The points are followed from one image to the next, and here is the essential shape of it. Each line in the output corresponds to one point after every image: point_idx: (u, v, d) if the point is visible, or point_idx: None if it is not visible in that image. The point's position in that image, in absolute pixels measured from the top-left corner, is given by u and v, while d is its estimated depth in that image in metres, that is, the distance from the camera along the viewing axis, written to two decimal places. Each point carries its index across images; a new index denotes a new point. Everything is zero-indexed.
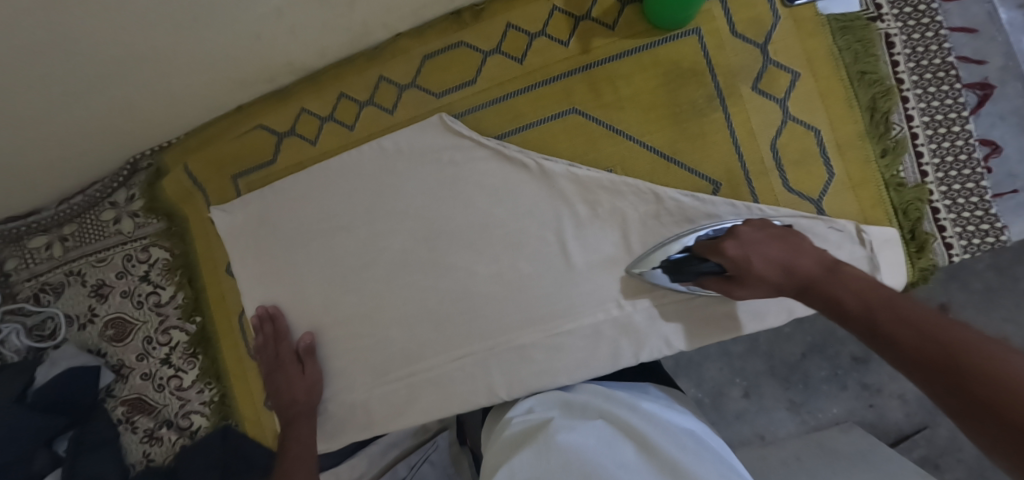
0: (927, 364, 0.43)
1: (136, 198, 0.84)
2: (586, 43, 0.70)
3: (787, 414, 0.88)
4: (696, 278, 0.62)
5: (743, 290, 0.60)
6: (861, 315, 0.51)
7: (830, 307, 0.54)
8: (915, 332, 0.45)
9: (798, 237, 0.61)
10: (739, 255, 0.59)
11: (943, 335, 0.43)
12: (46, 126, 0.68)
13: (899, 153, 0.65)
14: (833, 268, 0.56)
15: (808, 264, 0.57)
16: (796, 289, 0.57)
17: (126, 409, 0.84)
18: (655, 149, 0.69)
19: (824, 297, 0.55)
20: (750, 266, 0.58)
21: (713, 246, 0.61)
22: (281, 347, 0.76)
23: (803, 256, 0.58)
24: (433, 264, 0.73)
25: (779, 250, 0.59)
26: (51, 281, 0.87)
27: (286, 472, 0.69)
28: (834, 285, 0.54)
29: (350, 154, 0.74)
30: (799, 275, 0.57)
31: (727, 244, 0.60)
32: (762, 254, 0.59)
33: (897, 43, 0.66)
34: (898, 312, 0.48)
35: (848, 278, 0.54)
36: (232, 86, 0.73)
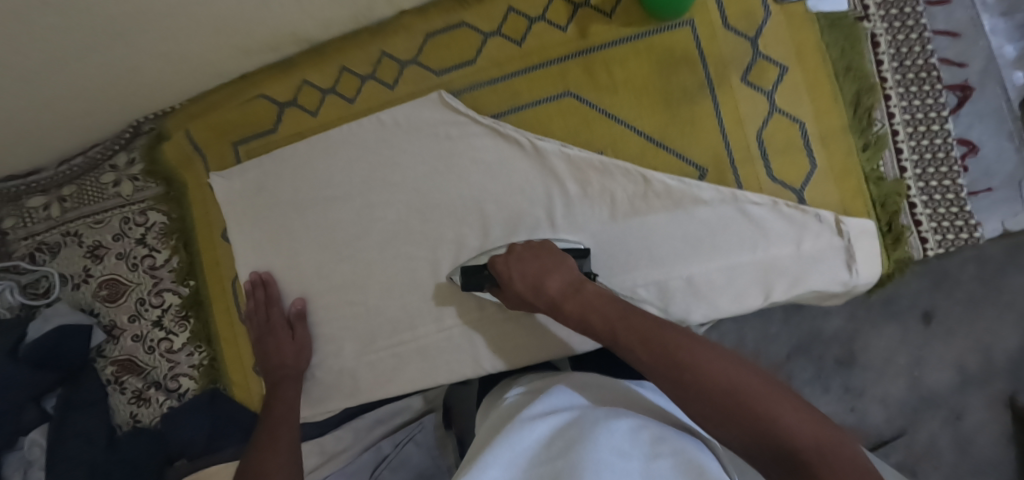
0: (657, 371, 0.43)
1: (137, 162, 0.86)
2: (584, 28, 0.72)
3: None
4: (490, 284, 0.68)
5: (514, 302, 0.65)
6: (583, 326, 0.53)
7: (581, 324, 0.53)
8: (638, 339, 0.46)
9: (561, 256, 0.62)
10: (502, 269, 0.64)
11: (693, 351, 0.43)
12: (51, 87, 0.69)
13: (879, 147, 0.68)
14: (576, 287, 0.56)
15: (555, 285, 0.58)
16: (547, 307, 0.58)
17: (116, 369, 0.85)
18: (646, 134, 0.71)
19: (569, 316, 0.55)
20: (507, 281, 0.63)
21: (494, 257, 0.66)
22: (272, 312, 0.77)
23: (554, 276, 0.59)
24: (427, 238, 0.75)
25: (536, 267, 0.61)
26: (48, 241, 0.88)
27: (272, 430, 0.70)
28: (569, 307, 0.55)
29: (350, 126, 0.76)
30: (544, 294, 0.58)
31: (497, 258, 0.65)
32: (522, 270, 0.62)
33: (882, 43, 0.68)
34: (632, 322, 0.48)
35: (570, 304, 0.55)
36: (238, 54, 0.75)
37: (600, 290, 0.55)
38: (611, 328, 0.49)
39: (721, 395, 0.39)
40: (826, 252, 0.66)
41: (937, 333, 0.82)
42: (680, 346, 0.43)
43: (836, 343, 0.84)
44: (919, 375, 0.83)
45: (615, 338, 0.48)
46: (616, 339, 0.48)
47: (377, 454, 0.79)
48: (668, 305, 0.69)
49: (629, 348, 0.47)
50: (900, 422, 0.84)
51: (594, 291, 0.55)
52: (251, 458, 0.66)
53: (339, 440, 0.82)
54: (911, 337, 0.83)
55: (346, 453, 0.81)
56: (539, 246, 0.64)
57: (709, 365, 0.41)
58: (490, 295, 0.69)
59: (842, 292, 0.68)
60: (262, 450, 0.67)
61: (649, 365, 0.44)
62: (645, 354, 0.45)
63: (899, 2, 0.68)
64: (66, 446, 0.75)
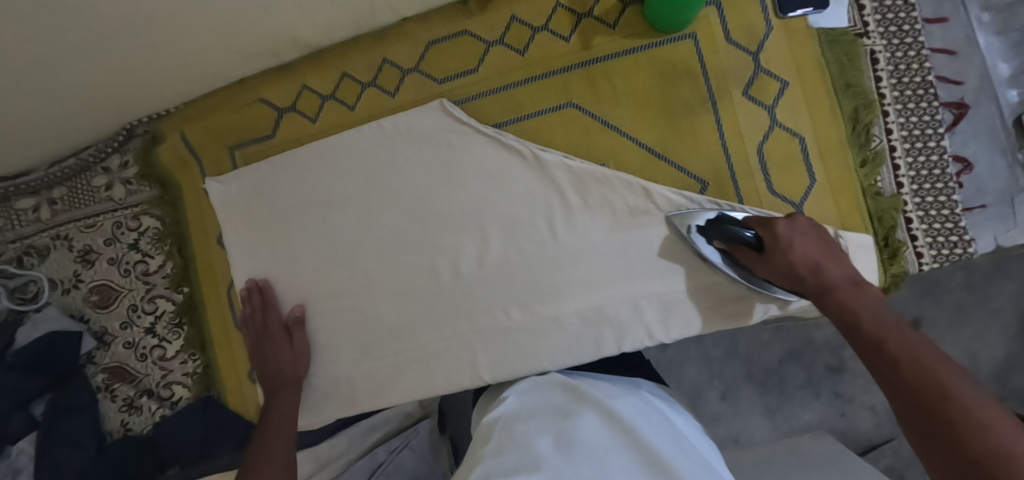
0: (924, 391, 0.44)
1: (130, 165, 0.84)
2: (586, 39, 0.72)
3: (762, 420, 0.91)
4: (720, 240, 0.65)
5: (764, 272, 0.62)
6: (865, 322, 0.53)
7: (842, 318, 0.55)
8: (911, 355, 0.47)
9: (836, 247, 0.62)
10: (785, 235, 0.60)
11: (925, 358, 0.46)
12: (42, 87, 0.67)
13: (877, 163, 0.69)
14: (859, 283, 0.58)
15: (838, 272, 0.58)
16: (814, 289, 0.59)
17: (107, 377, 0.84)
18: (647, 147, 0.71)
19: (835, 305, 0.56)
20: (784, 252, 0.60)
21: (766, 221, 0.62)
22: (269, 319, 0.76)
23: (834, 262, 0.59)
24: (427, 246, 0.74)
25: (819, 249, 0.60)
26: (36, 244, 0.86)
27: (268, 439, 0.69)
28: (841, 295, 0.56)
29: (350, 133, 0.76)
30: (820, 277, 0.58)
31: (779, 222, 0.61)
32: (805, 245, 0.60)
33: (881, 60, 0.69)
34: (908, 339, 0.49)
35: (843, 293, 0.57)
36: (237, 57, 0.73)
37: (873, 294, 0.56)
38: (876, 325, 0.52)
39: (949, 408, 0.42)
40: None
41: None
42: (935, 365, 0.45)
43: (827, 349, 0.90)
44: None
45: (874, 344, 0.51)
46: (881, 341, 0.50)
47: (373, 460, 0.78)
48: (666, 314, 0.70)
49: (873, 349, 0.51)
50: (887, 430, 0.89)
51: (864, 303, 0.55)
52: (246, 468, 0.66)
53: (334, 447, 0.81)
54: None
55: (342, 460, 0.80)
56: (814, 225, 0.63)
57: (949, 381, 0.44)
58: (723, 268, 0.67)
59: None
60: (258, 461, 0.66)
61: (887, 377, 0.48)
62: (892, 368, 0.48)
63: (898, 20, 0.69)
64: (50, 456, 0.73)
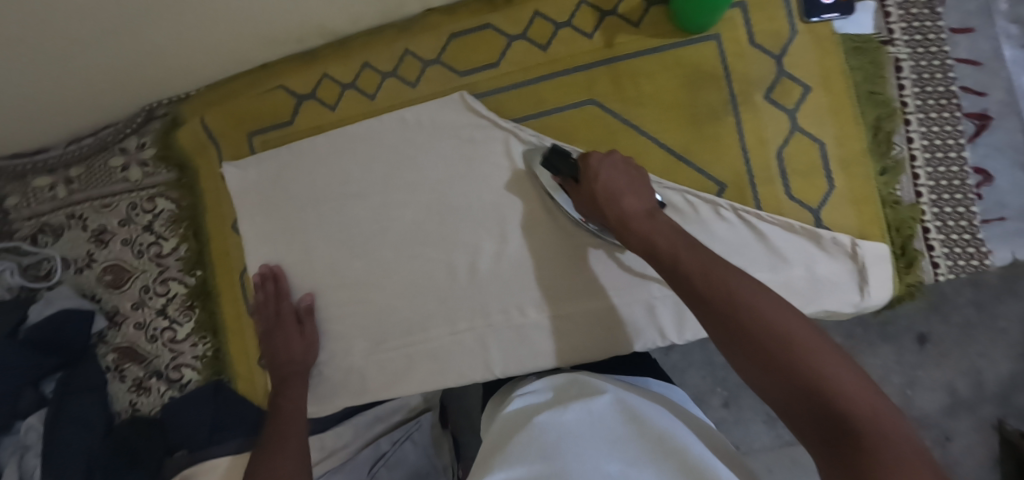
0: (717, 315, 0.42)
1: (147, 146, 0.84)
2: (610, 38, 0.72)
3: (764, 427, 0.91)
4: (558, 175, 0.65)
5: (581, 203, 0.61)
6: (659, 252, 0.49)
7: (643, 248, 0.51)
8: (707, 281, 0.44)
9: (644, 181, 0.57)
10: (592, 168, 0.57)
11: (748, 297, 0.41)
12: (65, 66, 0.68)
13: (897, 172, 0.68)
14: (652, 213, 0.53)
15: (631, 204, 0.54)
16: (615, 221, 0.55)
17: (117, 356, 0.84)
18: (668, 147, 0.71)
19: (632, 235, 0.52)
20: (592, 180, 0.57)
21: (586, 153, 0.59)
22: (281, 306, 0.76)
23: (632, 195, 0.54)
24: (442, 241, 0.74)
25: (627, 181, 0.56)
26: (51, 222, 0.87)
27: (278, 427, 0.69)
28: (638, 227, 0.52)
29: (370, 124, 0.76)
30: (617, 207, 0.54)
31: (592, 155, 0.58)
32: (610, 176, 0.56)
33: (905, 68, 0.69)
34: (705, 270, 0.45)
35: (634, 227, 0.52)
36: (260, 44, 0.74)
37: (671, 224, 0.51)
38: (675, 259, 0.47)
39: (779, 356, 0.38)
40: (840, 275, 0.67)
41: (931, 356, 0.83)
42: (743, 297, 0.41)
43: None
44: (910, 394, 0.84)
45: (682, 280, 0.46)
46: (691, 276, 0.45)
47: (376, 452, 0.78)
48: (681, 317, 0.70)
49: (680, 280, 0.46)
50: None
51: (666, 239, 0.49)
52: (258, 455, 0.66)
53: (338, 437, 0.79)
54: (907, 358, 0.84)
55: (342, 451, 0.79)
56: (632, 163, 0.58)
57: (763, 316, 0.40)
58: (576, 213, 0.67)
59: (852, 314, 0.68)
60: (270, 448, 0.66)
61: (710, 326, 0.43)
62: (699, 303, 0.44)
63: (924, 28, 0.69)
64: (58, 432, 0.72)
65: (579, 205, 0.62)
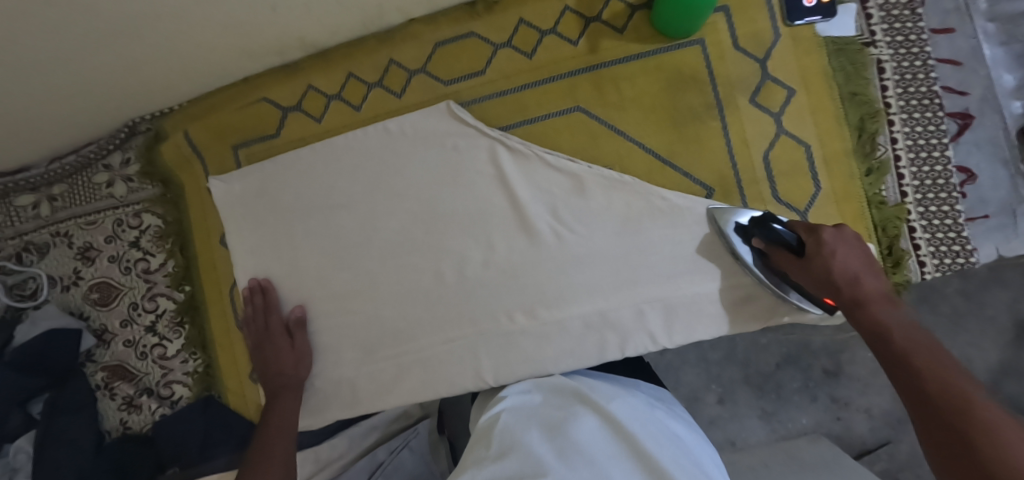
0: (947, 424, 0.41)
1: (132, 162, 0.83)
2: (594, 44, 0.72)
3: (759, 422, 0.91)
4: (763, 241, 0.63)
5: (803, 279, 0.60)
6: (897, 350, 0.49)
7: (874, 332, 0.52)
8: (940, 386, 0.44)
9: (826, 254, 0.57)
10: (828, 242, 0.58)
11: (983, 403, 0.41)
12: (43, 84, 0.67)
13: (882, 173, 0.69)
14: (896, 302, 0.54)
15: (877, 288, 0.55)
16: (851, 302, 0.55)
17: (106, 375, 0.83)
18: (654, 152, 0.71)
19: (865, 317, 0.53)
20: (825, 260, 0.57)
21: (812, 226, 0.60)
22: (270, 320, 0.76)
23: (873, 278, 0.55)
24: (431, 250, 0.74)
25: (863, 263, 0.57)
26: (36, 241, 0.86)
27: (267, 441, 0.69)
28: (875, 312, 0.53)
29: (355, 134, 0.75)
30: (858, 290, 0.55)
31: (823, 229, 0.59)
32: (846, 258, 0.57)
33: (887, 69, 0.69)
34: (937, 375, 0.45)
35: (885, 310, 0.53)
36: (242, 56, 0.73)
37: (909, 319, 0.51)
38: (910, 357, 0.48)
39: (996, 461, 0.37)
40: None
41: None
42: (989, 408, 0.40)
43: (823, 353, 0.91)
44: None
45: (916, 384, 0.46)
46: (957, 377, 0.44)
47: (372, 460, 0.77)
48: (671, 320, 0.70)
49: (907, 372, 0.47)
50: (884, 432, 0.90)
51: (917, 338, 0.49)
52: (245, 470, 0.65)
53: (335, 447, 0.81)
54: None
55: (342, 460, 0.80)
56: (860, 241, 0.60)
57: (999, 427, 0.39)
58: (755, 269, 0.66)
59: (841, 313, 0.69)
60: (256, 463, 0.66)
61: (923, 419, 0.43)
62: (925, 398, 0.44)
63: (905, 29, 0.69)
64: (48, 455, 0.72)
65: (801, 282, 0.61)
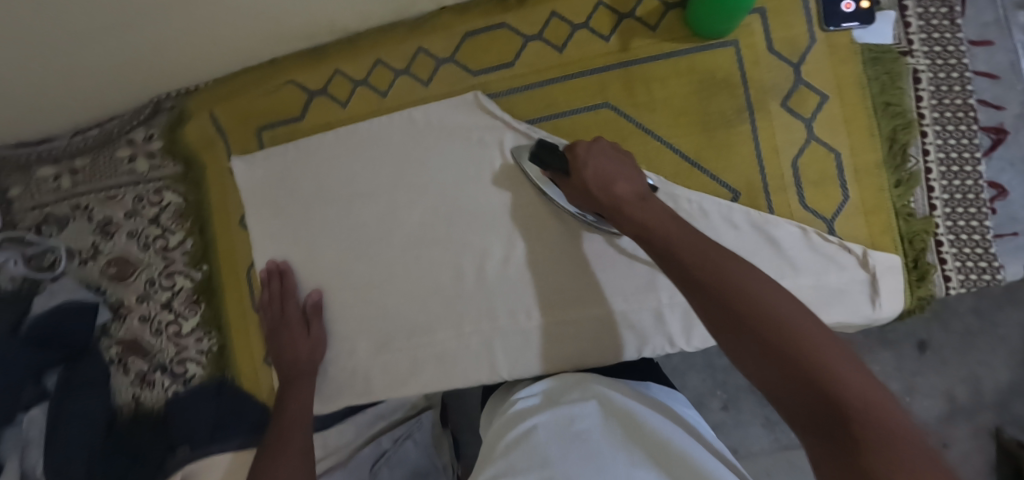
0: (711, 301, 0.43)
1: (155, 138, 0.82)
2: (626, 41, 0.72)
3: (763, 431, 0.91)
4: (546, 169, 0.64)
5: (579, 196, 0.60)
6: (656, 240, 0.49)
7: (636, 231, 0.52)
8: (699, 264, 0.45)
9: (598, 157, 0.57)
10: (583, 157, 0.58)
11: (744, 281, 0.42)
12: (71, 56, 0.67)
13: (912, 184, 0.68)
14: (644, 198, 0.54)
15: (626, 189, 0.55)
16: (607, 207, 0.55)
17: (121, 350, 0.83)
18: (682, 154, 0.70)
19: (626, 219, 0.53)
20: (581, 173, 0.57)
21: (572, 145, 0.60)
22: (287, 304, 0.76)
23: (624, 179, 0.55)
24: (450, 242, 0.74)
25: (616, 169, 0.57)
26: (56, 213, 0.86)
27: (284, 429, 0.69)
28: (629, 209, 0.53)
29: (380, 122, 0.75)
30: (613, 193, 0.55)
31: (579, 145, 0.59)
32: (602, 166, 0.57)
33: (923, 80, 0.68)
34: (690, 256, 0.46)
35: (630, 208, 0.53)
36: (272, 38, 0.73)
37: (658, 213, 0.52)
38: (671, 249, 0.48)
39: (777, 336, 0.38)
40: (853, 285, 0.67)
41: (930, 363, 0.83)
42: (745, 284, 0.42)
43: None
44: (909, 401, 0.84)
45: (685, 272, 0.46)
46: (712, 264, 0.44)
47: (376, 450, 0.78)
48: (690, 324, 0.70)
49: (667, 260, 0.48)
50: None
51: (675, 230, 0.49)
52: (263, 459, 0.66)
53: (343, 435, 0.80)
54: (906, 365, 0.84)
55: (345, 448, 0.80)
56: (619, 150, 0.60)
57: (762, 296, 0.41)
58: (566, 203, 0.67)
59: (864, 326, 0.68)
60: (273, 453, 0.66)
61: (699, 301, 0.44)
62: (696, 285, 0.44)
63: (943, 40, 0.68)
64: (62, 432, 0.72)
65: (575, 198, 0.61)
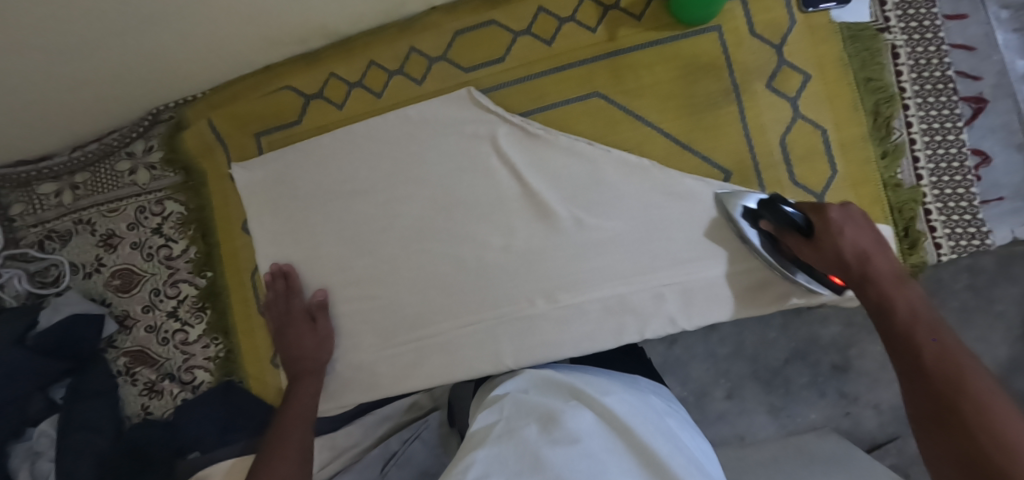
0: (941, 411, 0.43)
1: (154, 150, 0.84)
2: (612, 31, 0.73)
3: (768, 418, 0.93)
4: (767, 221, 0.65)
5: (811, 259, 0.61)
6: (907, 328, 0.51)
7: (878, 307, 0.54)
8: (949, 373, 0.45)
9: (843, 226, 0.58)
10: (836, 221, 0.59)
11: (986, 396, 0.42)
12: (65, 71, 0.68)
13: (897, 156, 0.70)
14: (904, 279, 0.55)
15: (885, 267, 0.56)
16: (857, 278, 0.57)
17: (128, 360, 0.84)
18: (672, 137, 0.72)
19: (875, 296, 0.55)
20: (834, 239, 0.58)
21: (819, 207, 0.61)
22: (292, 304, 0.77)
23: (883, 255, 0.57)
24: (451, 234, 0.75)
25: (872, 242, 0.58)
26: (58, 228, 0.87)
27: (284, 428, 0.70)
28: (885, 290, 0.54)
29: (376, 121, 0.76)
30: (869, 267, 0.56)
31: (832, 208, 0.60)
32: (853, 235, 0.58)
33: (902, 54, 0.70)
34: (954, 361, 0.45)
35: (876, 287, 0.55)
36: (266, 44, 0.74)
37: (916, 310, 0.51)
38: (916, 349, 0.48)
39: (991, 452, 0.38)
40: None
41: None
42: (991, 404, 0.41)
43: (833, 349, 0.91)
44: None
45: (911, 370, 0.48)
46: (953, 373, 0.45)
47: (385, 450, 0.75)
48: (687, 303, 0.71)
49: (908, 351, 0.49)
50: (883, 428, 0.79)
51: (930, 330, 0.49)
52: (261, 457, 0.67)
53: (352, 435, 0.79)
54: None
55: (355, 448, 0.78)
56: (865, 217, 0.60)
57: (991, 417, 0.40)
58: (761, 250, 0.67)
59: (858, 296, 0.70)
60: (273, 450, 0.67)
61: (915, 398, 0.46)
62: (924, 379, 0.46)
63: (919, 15, 0.71)
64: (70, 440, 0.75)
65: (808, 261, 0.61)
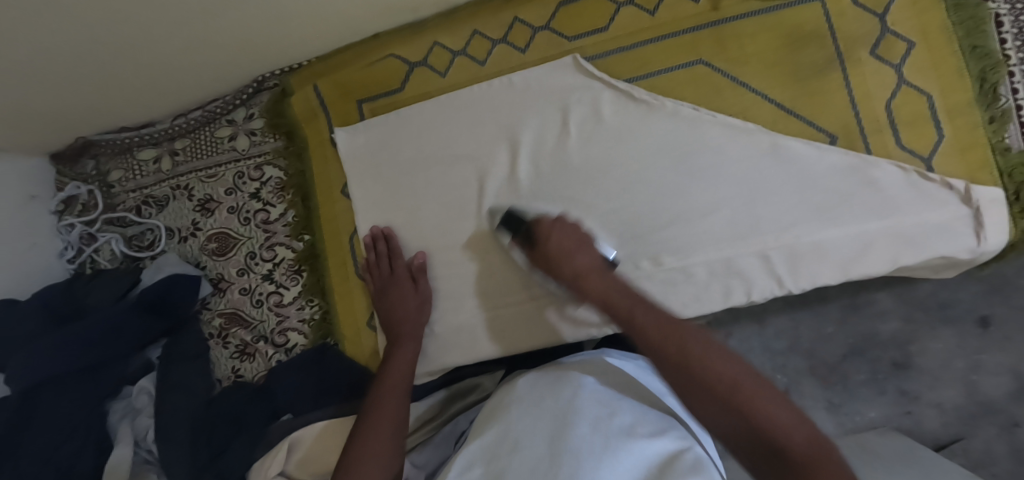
0: (675, 379, 0.49)
1: (256, 117, 0.86)
2: (715, 1, 0.75)
3: (826, 415, 0.87)
4: (518, 238, 0.72)
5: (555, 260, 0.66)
6: (622, 311, 0.57)
7: (601, 300, 0.61)
8: (675, 346, 0.50)
9: (584, 238, 0.67)
10: (544, 232, 0.68)
11: (729, 372, 0.47)
12: (195, 37, 0.71)
13: (1005, 121, 0.70)
14: (600, 269, 0.64)
15: (585, 259, 0.65)
16: (573, 282, 0.65)
17: (223, 322, 0.85)
18: (777, 103, 0.73)
19: (591, 293, 0.62)
20: (546, 242, 0.68)
21: (538, 219, 0.70)
22: (394, 265, 0.78)
23: (582, 253, 0.65)
24: (554, 199, 0.75)
25: (575, 239, 0.67)
26: (155, 194, 0.89)
27: (382, 397, 0.69)
28: (591, 283, 0.62)
29: (480, 87, 0.78)
30: (573, 264, 0.65)
31: (546, 220, 0.69)
32: (559, 239, 0.67)
33: (1005, 23, 0.71)
34: (664, 332, 0.52)
35: (594, 283, 0.62)
36: (380, 15, 0.76)
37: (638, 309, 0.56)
38: (662, 330, 0.53)
39: (761, 421, 0.44)
40: (956, 221, 0.69)
41: (994, 339, 0.83)
42: (736, 378, 0.47)
43: (892, 345, 0.86)
44: (976, 379, 0.83)
45: (672, 355, 0.50)
46: (684, 351, 0.50)
47: (455, 431, 0.72)
48: (797, 265, 0.71)
49: (631, 329, 0.55)
50: (955, 429, 0.85)
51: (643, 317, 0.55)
52: (358, 429, 0.66)
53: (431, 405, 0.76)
54: (969, 342, 0.84)
55: (431, 423, 0.75)
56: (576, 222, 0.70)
57: (753, 393, 0.46)
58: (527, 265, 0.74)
59: (966, 261, 0.70)
60: (370, 422, 0.66)
61: (677, 381, 0.49)
62: (660, 357, 0.51)
63: None
64: (166, 400, 0.76)
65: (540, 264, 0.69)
